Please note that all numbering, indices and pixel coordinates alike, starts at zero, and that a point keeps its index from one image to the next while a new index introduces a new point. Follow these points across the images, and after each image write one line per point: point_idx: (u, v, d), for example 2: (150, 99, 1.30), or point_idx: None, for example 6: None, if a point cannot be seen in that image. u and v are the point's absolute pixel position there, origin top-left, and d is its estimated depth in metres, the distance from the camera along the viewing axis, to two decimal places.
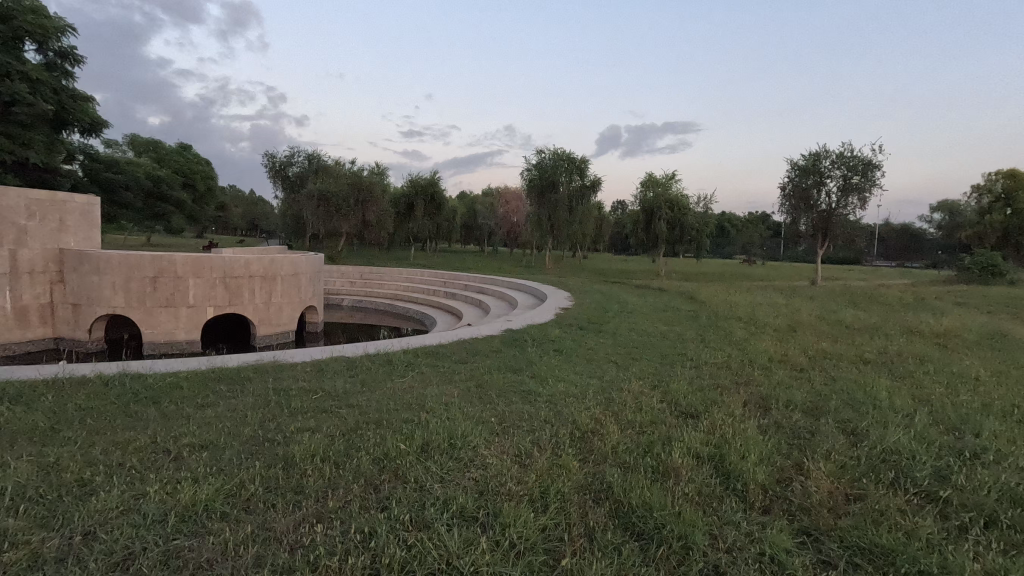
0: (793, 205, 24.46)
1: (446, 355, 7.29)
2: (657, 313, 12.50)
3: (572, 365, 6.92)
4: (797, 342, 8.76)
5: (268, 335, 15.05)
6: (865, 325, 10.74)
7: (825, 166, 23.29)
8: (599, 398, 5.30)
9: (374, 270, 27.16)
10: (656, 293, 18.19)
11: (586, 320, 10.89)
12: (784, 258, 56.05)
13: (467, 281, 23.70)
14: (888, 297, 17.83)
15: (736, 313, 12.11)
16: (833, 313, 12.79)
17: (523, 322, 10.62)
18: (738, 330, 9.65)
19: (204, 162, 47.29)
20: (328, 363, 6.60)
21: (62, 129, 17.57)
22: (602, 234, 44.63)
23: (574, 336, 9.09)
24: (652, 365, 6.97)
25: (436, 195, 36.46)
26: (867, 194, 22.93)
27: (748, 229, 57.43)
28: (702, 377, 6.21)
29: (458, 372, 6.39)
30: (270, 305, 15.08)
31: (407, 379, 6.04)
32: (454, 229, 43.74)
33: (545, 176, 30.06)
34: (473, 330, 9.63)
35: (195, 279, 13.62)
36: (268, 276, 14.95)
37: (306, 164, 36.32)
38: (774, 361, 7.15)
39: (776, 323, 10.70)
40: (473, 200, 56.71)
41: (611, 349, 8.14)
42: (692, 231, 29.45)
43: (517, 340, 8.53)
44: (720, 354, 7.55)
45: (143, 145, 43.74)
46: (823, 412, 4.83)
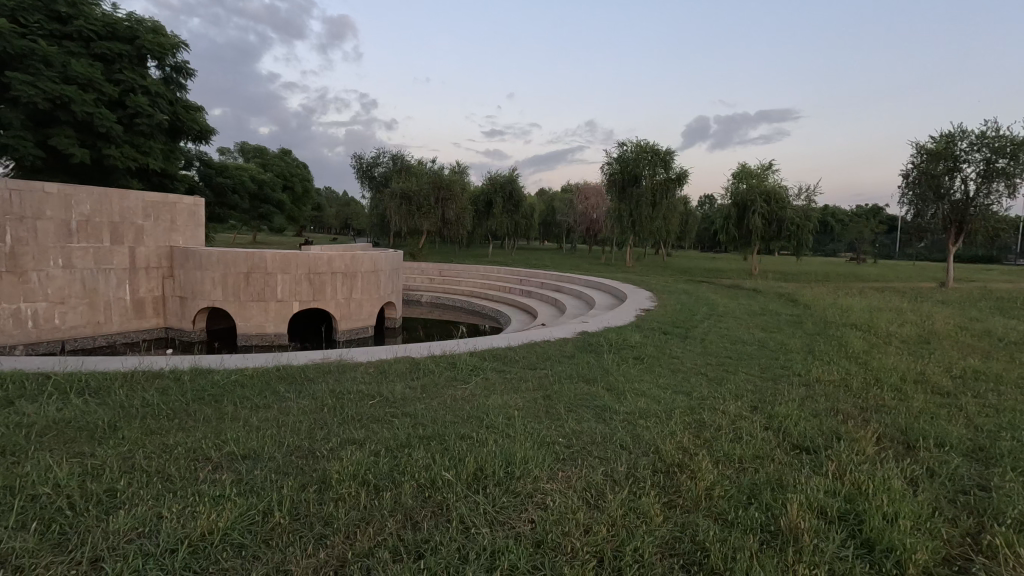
0: (918, 195, 21.30)
1: (515, 360, 6.78)
2: (753, 317, 11.19)
3: (655, 377, 6.12)
4: (935, 357, 7.28)
5: (349, 330, 15.49)
6: (1023, 339, 8.84)
7: (961, 148, 19.96)
8: (687, 419, 4.51)
9: (452, 268, 27.50)
10: (751, 294, 16.53)
11: (671, 324, 9.91)
12: (900, 256, 50.01)
13: (544, 279, 23.18)
14: None
15: (850, 320, 10.50)
16: (975, 321, 10.76)
17: (601, 324, 9.89)
18: (856, 341, 8.23)
19: (302, 166, 50.80)
20: (392, 364, 6.34)
21: (177, 137, 19.30)
22: (688, 231, 42.18)
23: (657, 343, 8.20)
24: (752, 381, 5.97)
25: (515, 191, 36.31)
26: (1017, 180, 19.36)
27: (857, 222, 51.73)
28: (816, 398, 5.17)
29: (524, 380, 5.86)
30: (351, 301, 15.50)
31: (470, 385, 5.62)
32: (532, 226, 43.52)
33: (627, 170, 28.80)
34: (546, 332, 9.05)
35: (282, 275, 14.28)
36: (349, 272, 15.35)
37: (391, 165, 37.71)
38: (909, 381, 5.88)
39: (903, 332, 9.10)
40: (552, 196, 56.13)
41: (700, 359, 7.21)
42: (791, 226, 26.81)
43: (591, 345, 7.83)
44: (837, 370, 6.36)
45: (251, 152, 47.80)
46: (993, 457, 3.71)
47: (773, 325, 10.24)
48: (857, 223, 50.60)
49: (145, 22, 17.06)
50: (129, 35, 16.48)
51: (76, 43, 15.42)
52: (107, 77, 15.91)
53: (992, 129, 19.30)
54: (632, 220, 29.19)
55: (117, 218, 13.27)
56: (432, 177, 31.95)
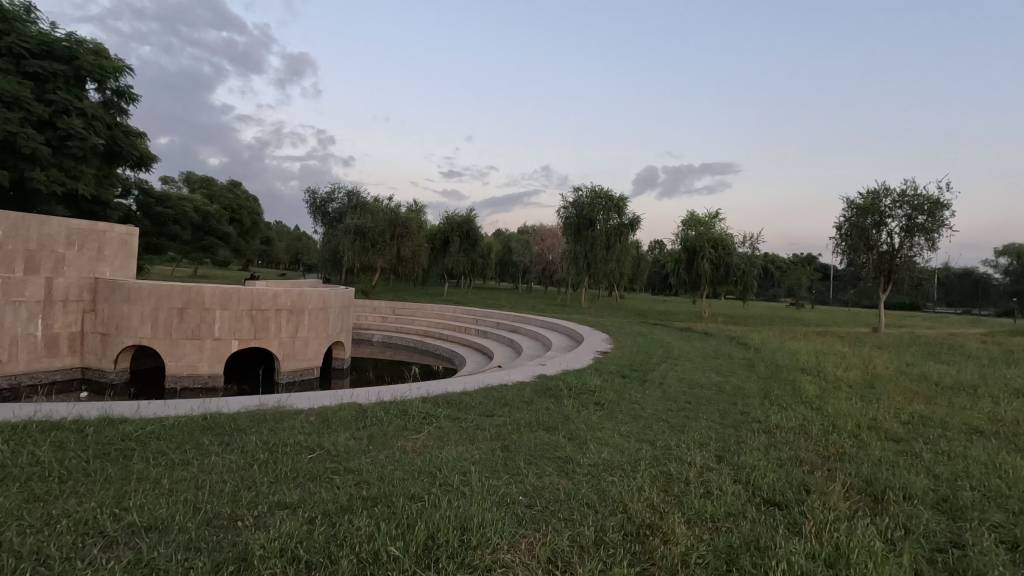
0: (850, 246, 22.81)
1: (471, 407, 6.38)
2: (708, 361, 11.27)
3: (617, 425, 5.88)
4: (883, 402, 7.44)
5: (293, 371, 14.53)
6: (958, 383, 9.27)
7: (886, 205, 21.68)
8: (654, 473, 4.26)
9: (406, 306, 26.82)
10: (703, 337, 16.85)
11: (629, 367, 9.80)
12: (834, 302, 53.25)
13: (500, 319, 22.91)
14: (968, 349, 15.92)
15: (799, 364, 10.76)
16: (912, 366, 11.27)
17: (560, 366, 9.65)
18: (808, 386, 8.35)
19: (253, 198, 49.19)
20: (336, 411, 5.80)
21: (114, 163, 18.19)
22: (640, 274, 43.36)
23: (617, 387, 8.01)
24: (714, 429, 5.83)
25: (472, 231, 36.39)
26: (935, 234, 21.11)
27: (795, 269, 54.96)
28: (778, 447, 5.07)
29: (481, 429, 5.47)
30: (297, 339, 14.62)
31: (422, 435, 5.18)
32: (489, 265, 43.55)
33: (582, 214, 29.53)
34: (504, 375, 8.70)
35: (222, 311, 13.33)
36: (296, 309, 14.55)
37: (346, 200, 37.09)
38: (864, 427, 5.91)
39: (850, 377, 9.36)
40: (509, 236, 56.72)
41: (661, 405, 7.07)
42: (737, 271, 28.01)
43: (551, 390, 7.53)
44: (795, 416, 6.35)
45: (197, 182, 45.90)
46: (960, 510, 3.64)
47: (727, 369, 10.32)
48: (795, 269, 53.72)
49: (87, 43, 16.27)
50: (67, 55, 15.62)
51: (5, 59, 14.43)
52: (38, 96, 14.90)
53: (911, 188, 21.12)
54: (587, 262, 29.69)
55: (35, 245, 12.11)
56: (389, 213, 31.56)
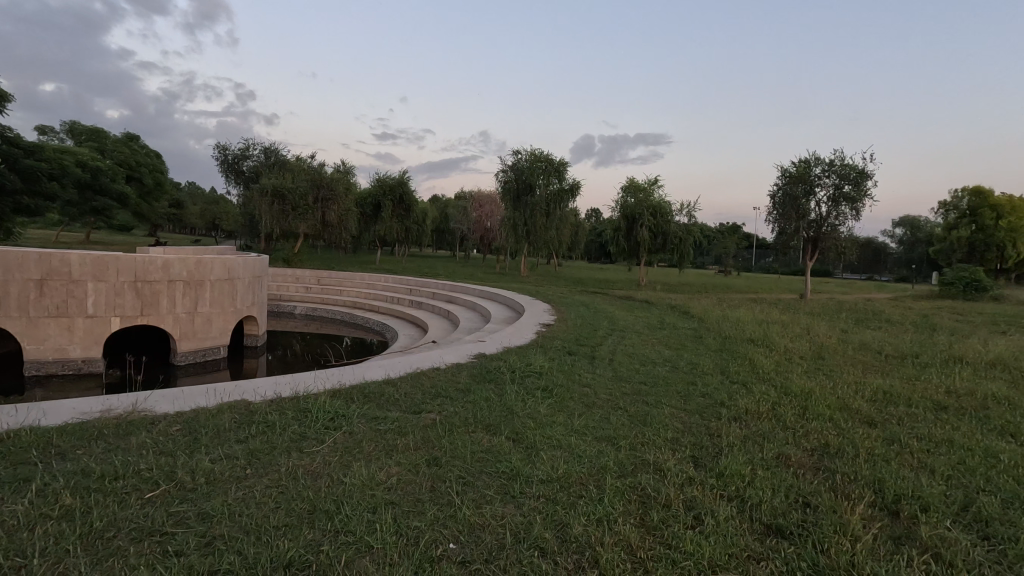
0: (781, 214, 23.32)
1: (391, 403, 5.21)
2: (655, 333, 10.69)
3: (570, 418, 4.96)
4: (840, 376, 7.05)
5: (193, 352, 12.58)
6: (899, 352, 9.24)
7: (817, 174, 22.21)
8: (622, 491, 3.37)
9: (333, 275, 24.79)
10: (645, 306, 16.51)
11: (575, 343, 8.94)
12: (756, 269, 56.27)
13: (436, 288, 21.58)
14: (888, 314, 16.64)
15: (746, 334, 10.43)
16: (849, 334, 11.33)
17: (501, 344, 8.62)
18: (764, 360, 7.86)
19: (154, 155, 43.62)
20: (210, 415, 4.45)
21: None
22: (578, 242, 43.13)
23: (565, 368, 7.10)
24: (680, 420, 5.06)
25: (406, 195, 34.26)
26: (859, 204, 21.91)
27: (722, 238, 57.18)
28: (756, 441, 4.36)
29: (404, 435, 4.35)
30: (196, 315, 12.62)
31: (323, 447, 3.99)
32: (424, 232, 41.69)
33: (522, 179, 28.44)
34: (435, 356, 7.54)
35: (96, 283, 11.07)
36: (194, 281, 12.48)
37: (263, 159, 33.56)
38: (835, 409, 5.36)
39: (799, 349, 9.05)
40: (446, 202, 54.57)
41: (615, 387, 6.29)
42: (674, 239, 28.16)
43: (490, 375, 6.47)
44: (761, 397, 5.72)
45: (83, 134, 39.81)
46: (988, 523, 3.01)
47: (676, 342, 9.76)
48: (722, 238, 55.88)
49: None
50: None
51: None
52: None
53: (840, 158, 21.69)
54: (526, 229, 28.75)
55: None
56: (311, 174, 28.79)
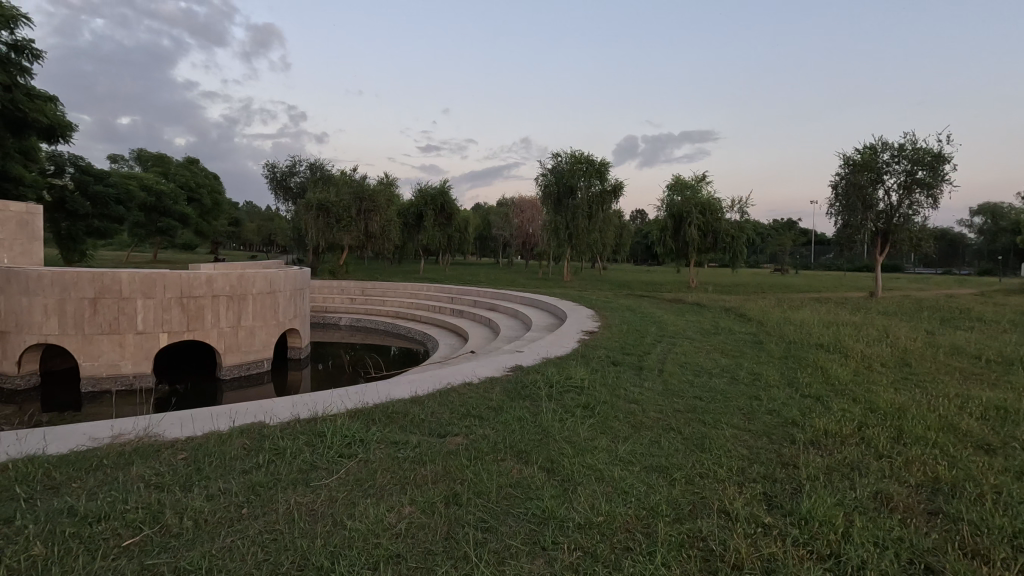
0: (846, 206, 21.52)
1: (415, 424, 4.75)
2: (709, 338, 9.80)
3: (614, 442, 4.35)
4: (936, 387, 6.04)
5: (237, 365, 12.71)
6: (1001, 356, 7.99)
7: (885, 160, 20.38)
8: (679, 545, 2.74)
9: (377, 285, 24.99)
10: (696, 309, 15.50)
11: (620, 352, 8.25)
12: (815, 266, 52.96)
13: (477, 296, 21.26)
14: (978, 312, 14.83)
15: (814, 338, 9.38)
16: (936, 336, 10.01)
17: (539, 354, 8.05)
18: (838, 370, 6.90)
19: (212, 176, 45.89)
20: (220, 441, 4.13)
21: (21, 132, 15.74)
22: (623, 244, 41.91)
23: (609, 380, 6.45)
24: (745, 444, 4.34)
25: (447, 203, 34.34)
26: (936, 190, 19.91)
27: (777, 235, 54.21)
28: (845, 474, 3.59)
29: (424, 464, 3.86)
30: (240, 329, 12.76)
31: (333, 479, 3.56)
32: (466, 240, 41.73)
33: (562, 182, 27.79)
34: (468, 369, 7.08)
35: (144, 300, 11.36)
36: (237, 295, 12.64)
37: (310, 174, 34.55)
38: (938, 431, 4.47)
39: (878, 354, 7.98)
40: (488, 210, 54.57)
41: (666, 403, 5.59)
42: (725, 238, 26.67)
43: (525, 390, 5.93)
44: (842, 415, 4.89)
45: (148, 159, 42.38)
46: None
47: (734, 348, 8.86)
48: (778, 235, 52.97)
49: None
50: None
51: None
52: None
53: (912, 141, 19.81)
54: (568, 233, 28.06)
55: None
56: (355, 186, 29.30)
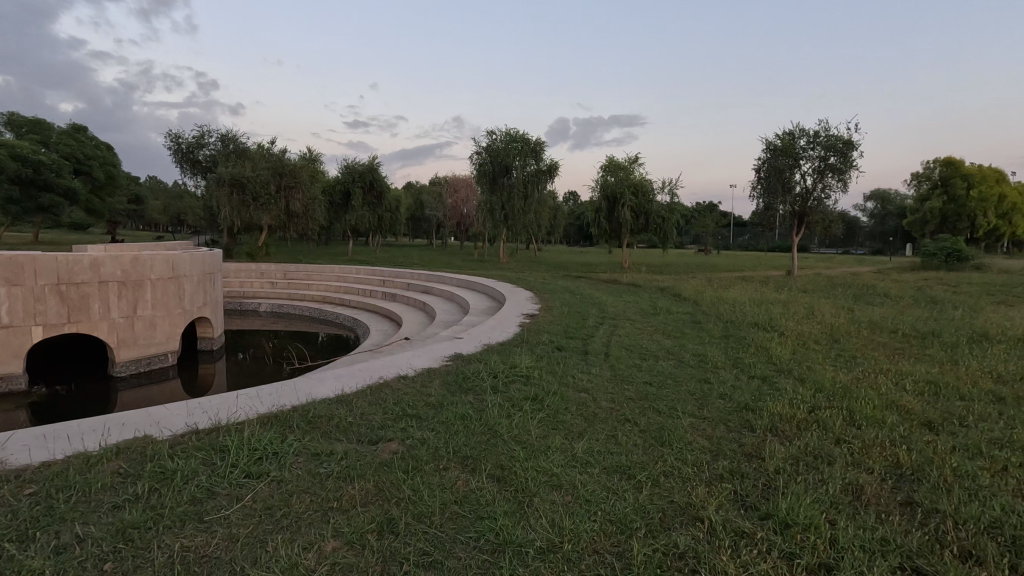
0: (767, 189, 22.57)
1: (340, 430, 4.11)
2: (650, 320, 9.73)
3: (570, 440, 3.96)
4: (868, 364, 6.19)
5: (134, 361, 11.18)
6: (915, 331, 8.48)
7: (802, 145, 21.52)
8: (657, 567, 2.40)
9: (301, 268, 23.28)
10: (632, 290, 15.58)
11: (564, 336, 7.92)
12: (734, 246, 56.17)
13: (411, 279, 20.31)
14: (882, 288, 16.06)
15: (749, 317, 9.57)
16: (854, 312, 10.59)
17: (480, 341, 7.52)
18: (778, 349, 6.95)
19: (104, 147, 40.60)
20: (86, 467, 3.27)
21: None
22: (557, 225, 42.03)
23: (556, 368, 6.08)
24: (704, 434, 4.10)
25: (376, 181, 32.59)
26: (845, 175, 21.33)
27: (701, 216, 56.77)
28: (810, 463, 3.41)
29: (351, 481, 3.25)
30: (136, 320, 11.19)
31: (234, 510, 2.87)
32: (398, 220, 40.06)
33: (497, 161, 27.14)
34: (402, 360, 6.44)
35: (10, 289, 9.61)
36: (130, 281, 11.03)
37: (221, 147, 31.44)
38: (883, 409, 4.47)
39: (810, 332, 8.21)
40: (420, 189, 52.72)
41: (617, 391, 5.28)
42: (656, 219, 27.30)
43: (468, 382, 5.41)
44: (791, 397, 4.81)
45: (22, 124, 36.65)
46: None
47: (675, 329, 8.82)
48: (702, 217, 55.46)
49: None
50: None
51: None
52: None
53: (825, 128, 21.04)
54: (504, 213, 27.55)
55: None
56: (273, 161, 26.94)
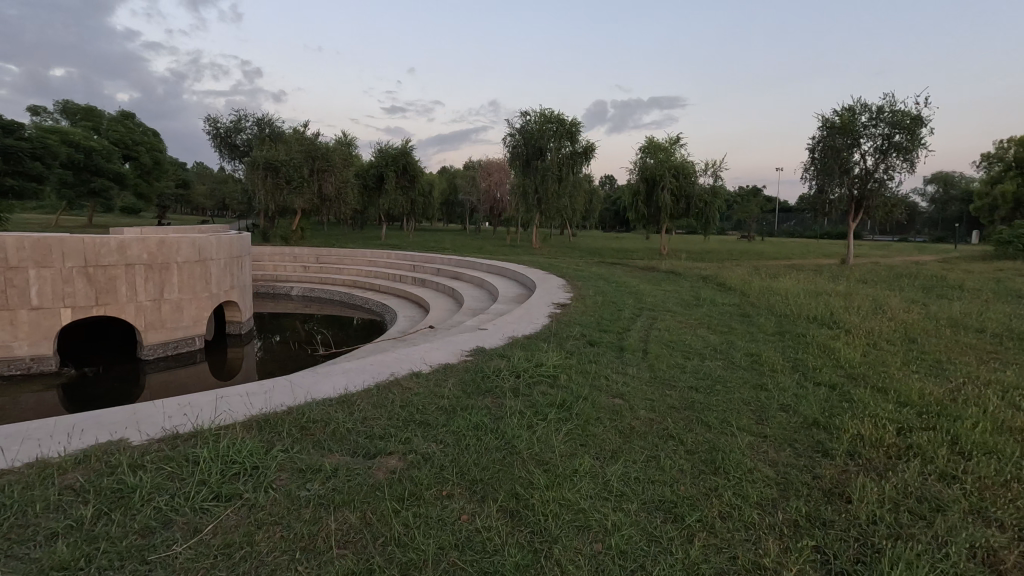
0: (822, 170, 20.88)
1: (336, 439, 3.59)
2: (691, 312, 8.89)
3: (602, 461, 3.31)
4: (959, 372, 5.23)
5: (162, 344, 11.13)
6: (1006, 330, 7.33)
7: (863, 122, 19.73)
8: None
9: (332, 252, 23.21)
10: (670, 278, 14.61)
11: (597, 329, 7.21)
12: (779, 232, 53.40)
13: (440, 263, 19.87)
14: (953, 279, 14.52)
15: (806, 311, 8.58)
16: (926, 306, 9.42)
17: (504, 333, 6.90)
18: (845, 349, 6.04)
19: (151, 133, 41.80)
20: (35, 480, 2.82)
21: None
22: (592, 210, 40.81)
23: (587, 367, 5.39)
24: (767, 459, 3.37)
25: (409, 165, 32.28)
26: (912, 155, 19.48)
27: (744, 201, 54.19)
28: (914, 513, 2.66)
29: (333, 510, 2.71)
30: (164, 304, 11.12)
31: (186, 548, 2.37)
32: (431, 204, 39.78)
33: (531, 142, 26.27)
34: (418, 353, 5.88)
35: (39, 271, 9.62)
36: (157, 264, 10.93)
37: (258, 131, 31.72)
38: (993, 433, 3.61)
39: (879, 329, 7.22)
40: (454, 173, 52.27)
41: (657, 397, 4.56)
42: (698, 202, 25.88)
43: (487, 382, 4.81)
44: (872, 413, 3.99)
45: (76, 112, 38.06)
46: None
47: (721, 323, 7.96)
48: (745, 201, 52.90)
49: None
50: None
51: None
52: None
53: (891, 103, 19.22)
54: (537, 197, 26.71)
55: None
56: (307, 144, 26.92)
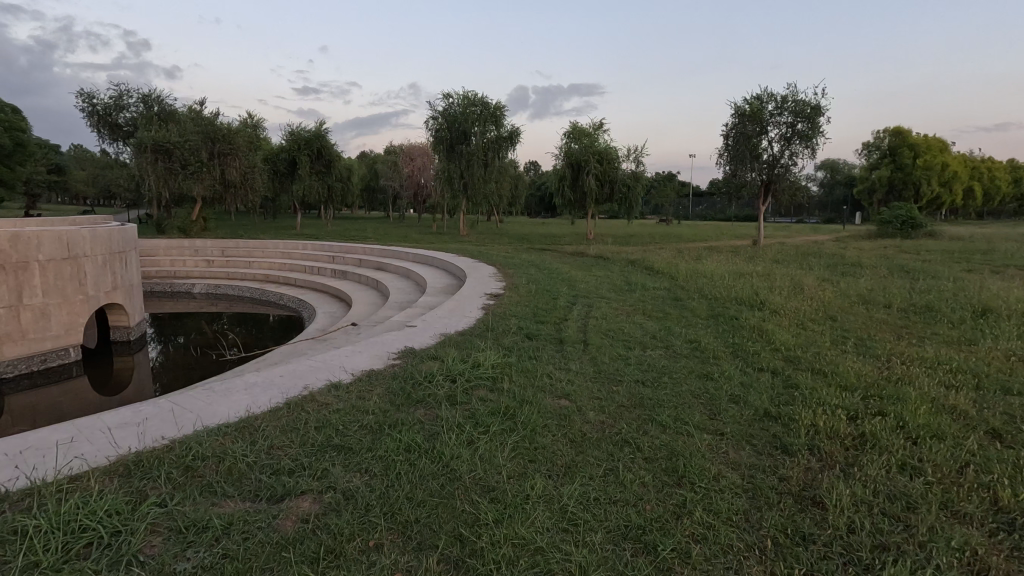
0: (734, 156, 21.92)
1: (231, 481, 2.89)
2: (626, 298, 8.78)
3: (555, 480, 2.90)
4: (884, 349, 5.37)
5: (24, 359, 9.36)
6: (909, 305, 7.83)
7: (769, 111, 20.88)
8: None
9: (240, 244, 21.15)
10: (600, 264, 14.60)
11: (534, 321, 6.83)
12: (694, 216, 56.31)
13: (362, 253, 18.68)
14: (851, 257, 15.75)
15: (733, 293, 8.73)
16: (836, 284, 9.96)
17: (436, 331, 6.29)
18: (778, 332, 6.09)
19: (9, 109, 35.90)
20: None
21: None
22: (518, 196, 40.63)
23: (527, 364, 4.97)
24: (728, 461, 3.12)
25: (324, 149, 30.17)
26: (812, 142, 20.92)
27: (661, 186, 56.51)
28: (889, 514, 2.50)
29: None
30: (24, 311, 9.34)
31: None
32: (350, 191, 37.66)
33: (455, 126, 25.36)
34: (337, 358, 5.15)
35: None
36: (10, 264, 9.14)
37: (145, 109, 28.13)
38: (934, 413, 3.62)
39: (802, 308, 7.46)
40: (374, 158, 49.87)
41: (605, 396, 4.23)
42: (621, 187, 26.36)
43: (418, 389, 4.24)
44: (820, 400, 3.89)
45: None
46: None
47: (656, 309, 7.88)
48: (663, 186, 55.21)
49: None
50: None
51: None
52: None
53: (793, 93, 20.47)
54: (462, 183, 25.94)
55: None
56: (204, 124, 24.23)
